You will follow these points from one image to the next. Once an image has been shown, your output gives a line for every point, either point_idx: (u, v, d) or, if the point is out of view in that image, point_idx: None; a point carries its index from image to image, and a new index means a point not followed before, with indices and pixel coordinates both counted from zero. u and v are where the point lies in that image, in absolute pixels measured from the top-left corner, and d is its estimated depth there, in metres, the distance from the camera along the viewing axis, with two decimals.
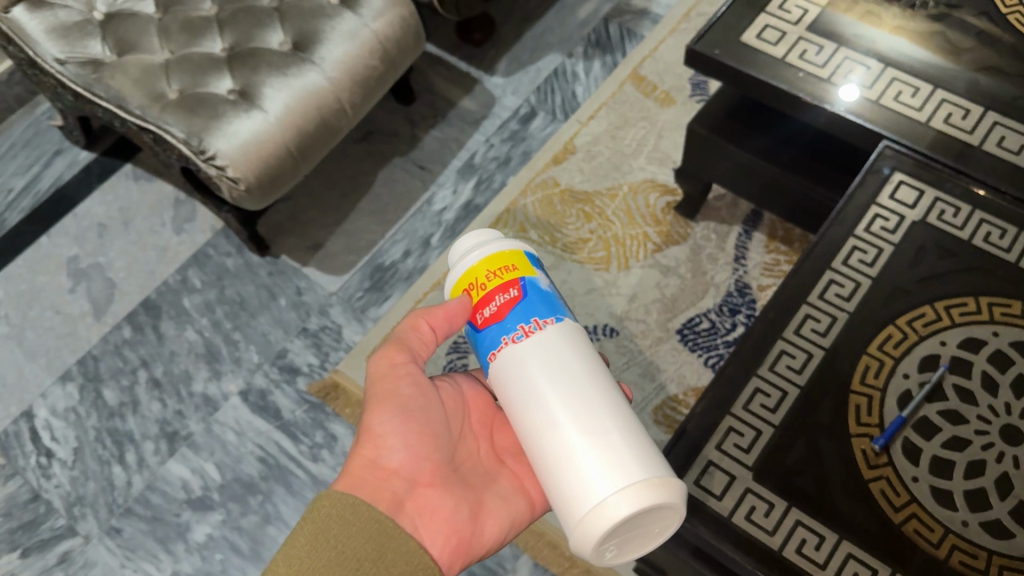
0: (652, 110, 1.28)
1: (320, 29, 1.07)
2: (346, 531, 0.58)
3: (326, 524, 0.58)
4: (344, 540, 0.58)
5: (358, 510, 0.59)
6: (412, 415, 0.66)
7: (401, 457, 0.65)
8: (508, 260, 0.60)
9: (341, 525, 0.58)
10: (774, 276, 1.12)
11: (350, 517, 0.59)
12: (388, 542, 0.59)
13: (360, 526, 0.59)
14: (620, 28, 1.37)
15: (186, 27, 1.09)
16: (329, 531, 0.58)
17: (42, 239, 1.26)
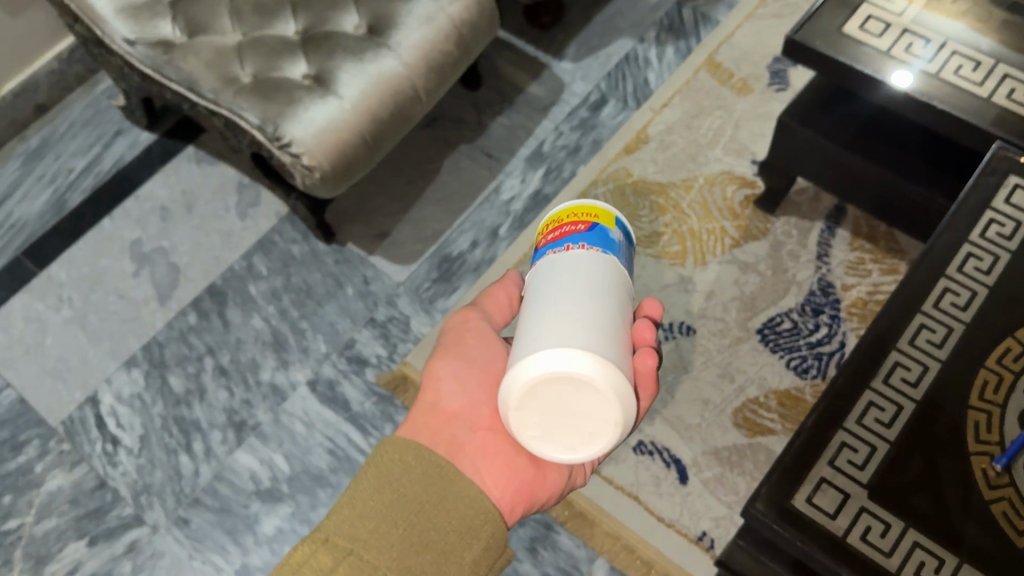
0: (729, 100, 1.23)
1: (395, 12, 1.04)
2: (408, 475, 0.60)
3: (387, 469, 0.60)
4: (406, 483, 0.60)
5: (418, 453, 0.61)
6: (477, 364, 0.70)
7: (460, 402, 0.68)
8: (582, 211, 0.66)
9: (405, 468, 0.61)
10: (859, 275, 1.08)
11: (413, 461, 0.61)
12: (449, 484, 0.60)
13: (423, 468, 0.61)
14: (694, 12, 1.32)
15: (258, 9, 1.07)
16: (393, 473, 0.60)
17: (105, 221, 1.25)
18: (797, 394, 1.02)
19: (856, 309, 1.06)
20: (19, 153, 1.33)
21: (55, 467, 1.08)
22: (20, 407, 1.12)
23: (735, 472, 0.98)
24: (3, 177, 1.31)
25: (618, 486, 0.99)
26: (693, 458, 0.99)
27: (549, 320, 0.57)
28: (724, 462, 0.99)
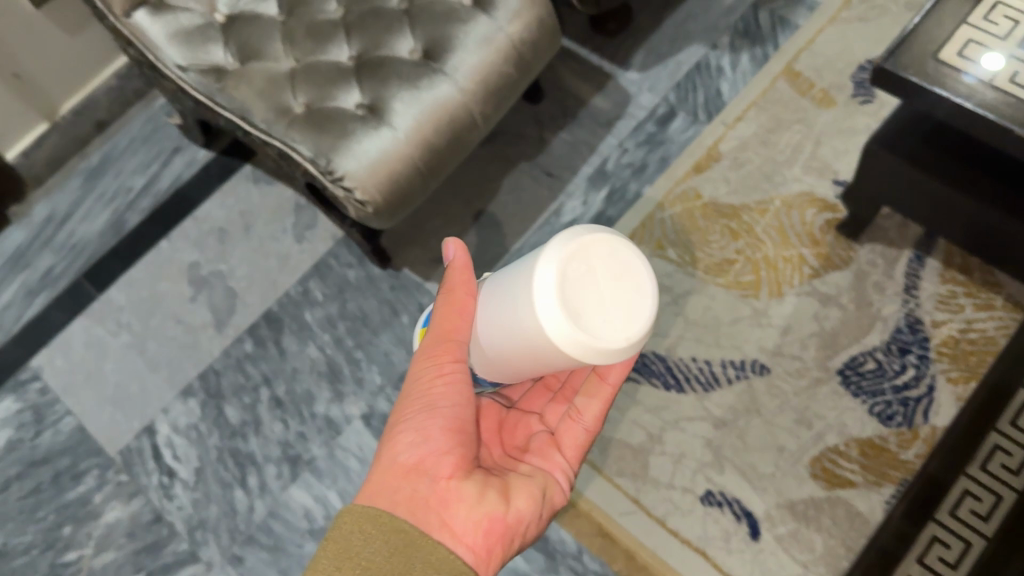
0: (809, 112, 1.15)
1: (452, 35, 0.99)
2: (370, 546, 0.55)
3: (348, 542, 0.55)
4: (369, 556, 0.54)
5: (382, 523, 0.56)
6: (436, 409, 0.62)
7: (418, 453, 0.60)
8: None
9: (365, 539, 0.55)
10: (950, 311, 1.00)
11: (374, 531, 0.56)
12: (415, 551, 0.55)
13: (386, 535, 0.55)
14: (771, 15, 1.23)
15: (311, 33, 1.02)
16: (352, 546, 0.55)
17: (163, 242, 1.23)
18: (880, 443, 0.94)
19: (945, 348, 0.98)
20: (80, 170, 1.31)
21: (113, 499, 1.08)
22: (80, 435, 1.12)
23: (813, 528, 0.92)
24: (64, 196, 1.29)
25: (684, 539, 0.93)
26: (766, 511, 0.93)
27: (519, 309, 0.54)
28: (800, 516, 0.92)
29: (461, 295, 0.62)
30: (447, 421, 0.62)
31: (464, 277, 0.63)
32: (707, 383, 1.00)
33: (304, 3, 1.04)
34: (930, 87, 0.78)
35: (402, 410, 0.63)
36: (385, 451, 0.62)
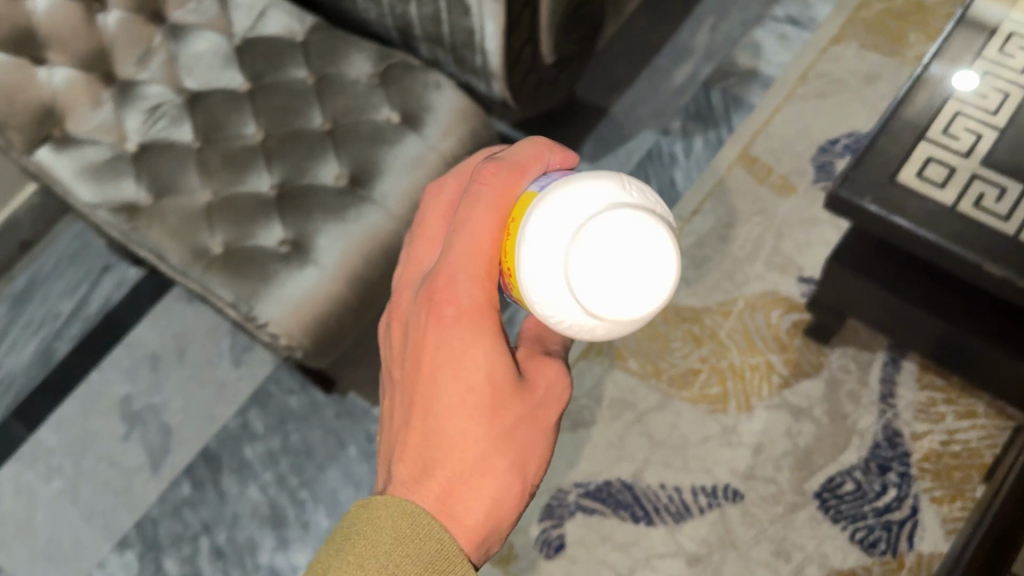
0: (768, 202, 1.08)
1: (379, 160, 0.93)
2: (396, 544, 0.50)
3: (376, 536, 0.50)
4: (392, 556, 0.50)
5: (420, 524, 0.51)
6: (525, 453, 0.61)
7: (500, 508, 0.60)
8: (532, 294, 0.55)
9: (394, 534, 0.50)
10: (930, 421, 0.94)
11: (404, 528, 0.51)
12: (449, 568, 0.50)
13: (413, 536, 0.50)
14: (724, 95, 1.17)
15: (228, 162, 0.94)
16: (382, 548, 0.50)
17: (93, 374, 1.14)
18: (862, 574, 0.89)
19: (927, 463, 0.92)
20: (4, 295, 1.22)
21: None
22: None
23: None
24: None
25: None
26: None
27: None
28: None
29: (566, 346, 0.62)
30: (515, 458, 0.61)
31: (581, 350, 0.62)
32: (679, 513, 0.93)
33: (219, 127, 0.96)
34: (884, 213, 0.73)
35: (530, 450, 0.57)
36: (504, 493, 0.56)
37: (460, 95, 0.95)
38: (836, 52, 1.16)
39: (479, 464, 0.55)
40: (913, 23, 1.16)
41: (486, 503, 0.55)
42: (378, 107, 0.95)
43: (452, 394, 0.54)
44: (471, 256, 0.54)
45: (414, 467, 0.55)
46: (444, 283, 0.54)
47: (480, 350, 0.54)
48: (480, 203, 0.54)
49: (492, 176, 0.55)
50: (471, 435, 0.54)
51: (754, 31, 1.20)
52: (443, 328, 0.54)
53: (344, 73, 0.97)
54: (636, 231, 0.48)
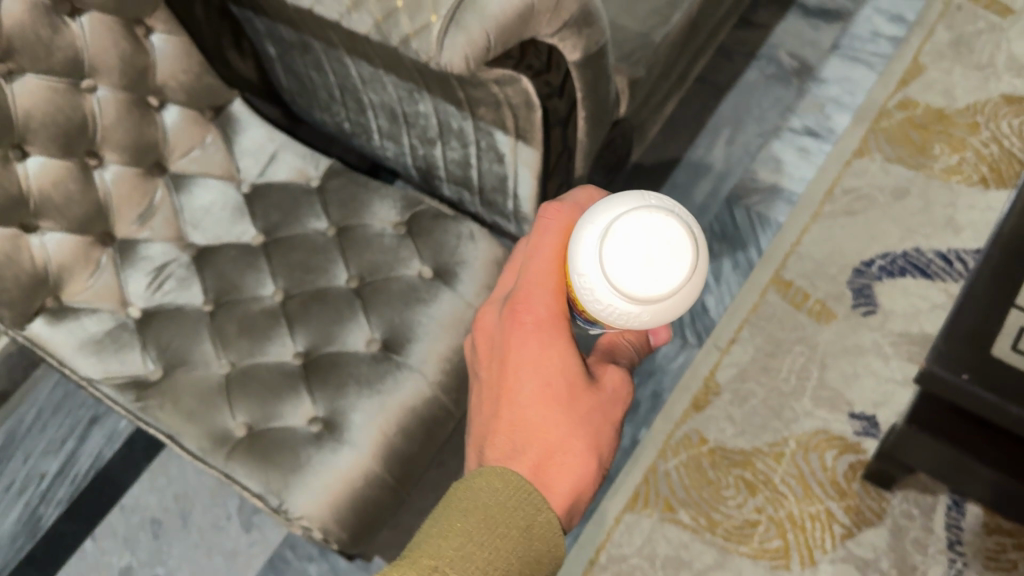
0: (808, 329, 1.04)
1: (412, 321, 0.84)
2: (497, 497, 0.56)
3: (477, 493, 0.56)
4: (494, 508, 0.56)
5: (510, 479, 0.57)
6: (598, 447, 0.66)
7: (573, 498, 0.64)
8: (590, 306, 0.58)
9: (491, 490, 0.56)
10: (1002, 569, 0.89)
11: (501, 486, 0.57)
12: (538, 514, 0.56)
13: (511, 492, 0.56)
14: (748, 212, 1.13)
15: (246, 328, 0.86)
16: (483, 498, 0.56)
17: (87, 543, 1.05)
18: None
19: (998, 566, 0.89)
20: None
21: None
22: None
23: None
24: None
25: None
26: None
27: None
28: None
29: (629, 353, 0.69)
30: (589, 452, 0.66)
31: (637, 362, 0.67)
32: None
33: (233, 289, 0.88)
34: (1002, 402, 0.68)
35: (602, 438, 0.63)
36: (583, 470, 0.61)
37: (495, 246, 0.89)
38: (860, 165, 1.13)
39: (562, 444, 0.60)
40: (936, 133, 1.14)
41: (571, 477, 0.60)
42: (408, 261, 0.88)
43: (536, 386, 0.61)
44: (544, 277, 0.61)
45: (506, 447, 0.61)
46: (524, 295, 0.62)
47: (555, 351, 0.61)
48: (549, 232, 0.61)
49: (558, 212, 0.62)
50: (552, 420, 0.61)
51: (772, 144, 1.17)
52: (526, 333, 0.62)
53: (367, 224, 0.90)
54: (659, 231, 0.53)
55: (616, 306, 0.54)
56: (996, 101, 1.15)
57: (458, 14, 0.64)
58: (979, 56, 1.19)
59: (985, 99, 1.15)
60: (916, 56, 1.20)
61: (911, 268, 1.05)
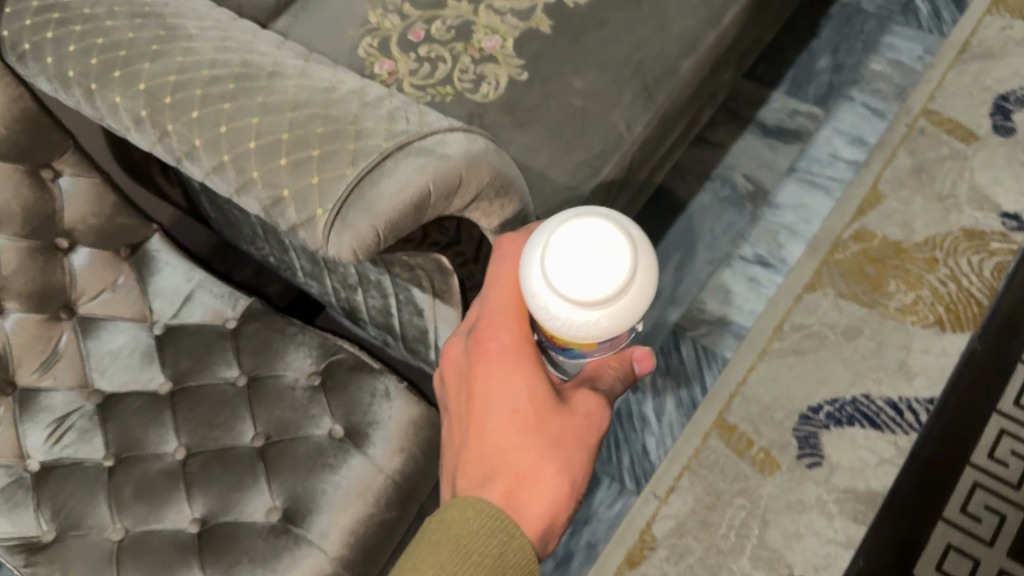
0: (750, 480, 0.99)
1: (315, 490, 0.79)
2: (467, 527, 0.54)
3: (449, 527, 0.54)
4: (463, 540, 0.53)
5: (480, 506, 0.54)
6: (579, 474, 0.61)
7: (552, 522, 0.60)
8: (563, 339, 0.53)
9: (462, 521, 0.54)
10: None
11: (472, 516, 0.54)
12: (511, 541, 0.54)
13: (488, 523, 0.54)
14: (695, 346, 1.08)
15: (143, 491, 0.81)
16: (454, 534, 0.53)
17: None
18: None
19: None
20: None
21: None
22: None
23: None
24: None
25: None
26: None
27: None
28: None
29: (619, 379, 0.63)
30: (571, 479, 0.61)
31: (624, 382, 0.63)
32: None
33: (134, 445, 0.84)
34: None
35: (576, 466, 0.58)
36: (559, 493, 0.57)
37: (412, 405, 0.83)
38: (812, 300, 1.09)
39: (532, 470, 0.56)
40: (892, 268, 1.10)
41: (547, 502, 0.56)
42: (318, 419, 0.83)
43: (503, 412, 0.58)
44: (506, 301, 0.59)
45: (478, 475, 0.57)
46: (487, 323, 0.60)
47: (524, 375, 0.58)
48: (506, 259, 0.60)
49: (514, 240, 0.61)
50: (521, 446, 0.57)
51: (723, 272, 1.13)
52: (490, 359, 0.59)
53: (279, 375, 0.86)
54: (594, 233, 0.48)
55: (572, 320, 0.49)
56: (956, 236, 1.11)
57: (345, 208, 0.61)
58: (941, 185, 1.15)
59: (945, 233, 1.12)
60: (875, 183, 1.16)
61: (860, 417, 1.01)
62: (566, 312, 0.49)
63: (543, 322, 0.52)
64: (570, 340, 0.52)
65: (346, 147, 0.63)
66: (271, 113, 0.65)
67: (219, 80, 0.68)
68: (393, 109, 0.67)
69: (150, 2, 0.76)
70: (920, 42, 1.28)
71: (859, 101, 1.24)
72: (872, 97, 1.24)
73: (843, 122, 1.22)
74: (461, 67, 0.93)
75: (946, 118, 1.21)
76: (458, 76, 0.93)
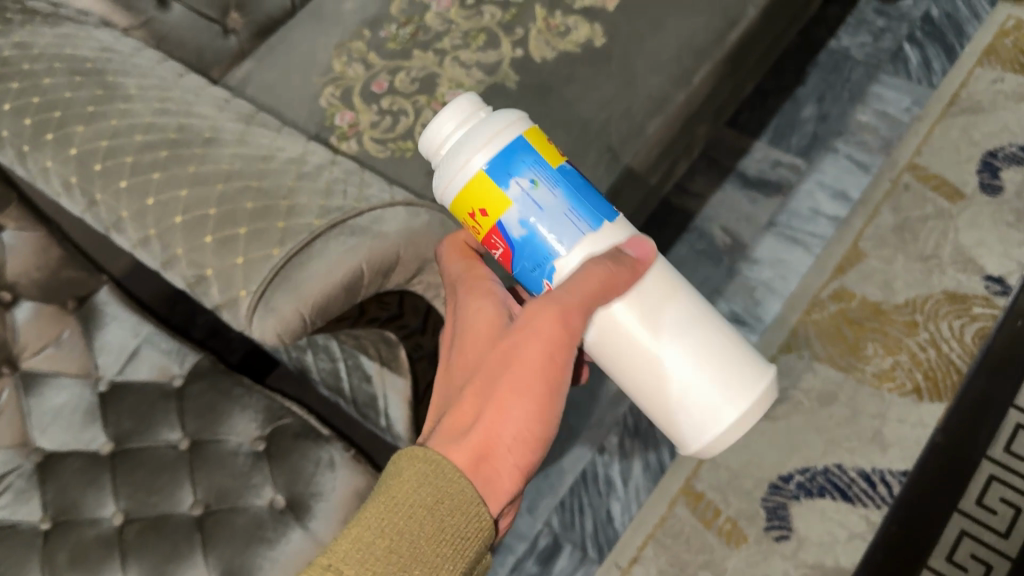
0: (716, 552, 0.96)
1: (252, 564, 0.76)
2: (421, 484, 0.47)
3: (399, 486, 0.47)
4: (411, 496, 0.47)
5: (433, 458, 0.49)
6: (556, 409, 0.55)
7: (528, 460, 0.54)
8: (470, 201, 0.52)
9: (409, 476, 0.48)
10: None
11: (423, 469, 0.48)
12: (450, 488, 0.48)
13: (433, 477, 0.48)
14: None
15: (76, 560, 0.77)
16: (399, 490, 0.47)
17: None
18: None
19: None
20: None
21: None
22: None
23: None
24: None
25: None
26: None
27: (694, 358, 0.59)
28: None
29: None
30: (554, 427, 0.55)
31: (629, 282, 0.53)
32: None
33: (71, 508, 0.80)
34: None
35: (519, 389, 0.53)
36: (501, 423, 0.52)
37: (357, 476, 0.81)
38: (787, 361, 1.06)
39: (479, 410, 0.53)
40: (870, 330, 1.07)
41: (479, 432, 0.52)
42: (260, 488, 0.80)
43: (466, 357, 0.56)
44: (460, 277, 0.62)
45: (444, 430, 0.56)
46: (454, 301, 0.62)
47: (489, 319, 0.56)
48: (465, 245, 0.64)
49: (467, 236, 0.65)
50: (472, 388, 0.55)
51: None
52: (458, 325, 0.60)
53: (223, 438, 0.83)
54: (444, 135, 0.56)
55: (450, 172, 0.52)
56: (938, 298, 1.08)
57: (269, 291, 0.58)
58: (924, 244, 1.12)
59: (926, 295, 1.08)
60: (857, 241, 1.13)
61: (831, 489, 0.97)
62: (450, 143, 0.53)
63: (461, 204, 0.52)
64: (481, 201, 0.51)
65: (275, 225, 0.60)
66: (201, 185, 0.63)
67: (152, 146, 0.65)
68: (330, 182, 0.65)
69: (92, 59, 0.74)
70: (909, 93, 1.25)
71: (843, 153, 1.21)
72: (857, 148, 1.21)
73: (826, 175, 1.19)
74: (423, 122, 0.90)
75: (932, 173, 1.17)
76: (420, 131, 0.90)
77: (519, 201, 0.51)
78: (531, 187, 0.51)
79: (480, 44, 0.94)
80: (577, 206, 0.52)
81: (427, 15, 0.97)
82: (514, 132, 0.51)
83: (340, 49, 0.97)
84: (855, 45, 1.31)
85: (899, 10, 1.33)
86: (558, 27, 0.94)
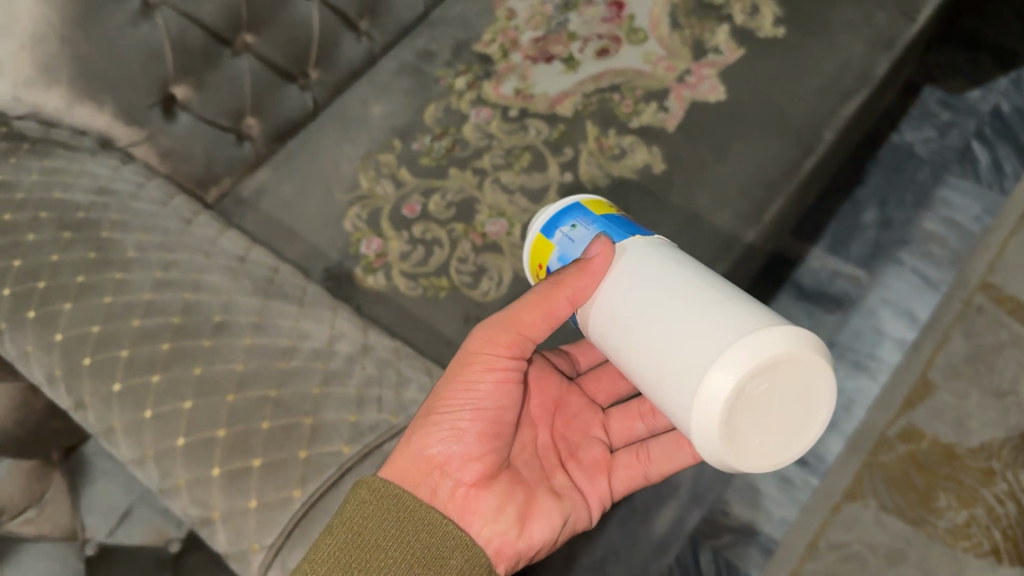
0: None
1: None
2: (372, 518, 0.48)
3: (359, 517, 0.48)
4: (367, 528, 0.48)
5: (389, 492, 0.49)
6: (478, 406, 0.53)
7: (461, 446, 0.53)
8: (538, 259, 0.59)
9: (362, 511, 0.48)
10: None
11: (372, 500, 0.49)
12: (403, 507, 0.49)
13: (387, 507, 0.49)
14: (716, 558, 0.95)
15: None
16: (356, 523, 0.48)
17: None
18: None
19: None
20: None
21: None
22: None
23: None
24: None
25: None
26: None
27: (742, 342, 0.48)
28: None
29: (563, 297, 0.51)
30: (485, 422, 0.53)
31: (586, 287, 0.51)
32: None
33: None
34: None
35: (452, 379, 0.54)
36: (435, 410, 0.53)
37: None
38: (851, 512, 0.96)
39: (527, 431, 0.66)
40: (943, 478, 0.97)
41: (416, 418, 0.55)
42: None
43: None
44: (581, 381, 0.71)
45: None
46: None
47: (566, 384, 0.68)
48: None
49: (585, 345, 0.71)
50: None
51: None
52: None
53: None
54: None
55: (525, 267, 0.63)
56: (1016, 442, 0.98)
57: (285, 549, 0.48)
58: (999, 377, 1.02)
59: (1004, 438, 0.98)
60: (925, 370, 1.03)
61: None
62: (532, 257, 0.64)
63: (527, 270, 0.61)
64: (540, 254, 0.59)
65: (297, 455, 0.50)
66: (210, 394, 0.52)
67: (152, 336, 0.55)
68: (362, 387, 0.55)
69: (86, 205, 0.64)
70: (977, 199, 1.15)
71: (909, 265, 1.11)
72: (924, 261, 1.11)
73: (891, 290, 1.09)
74: (460, 255, 0.80)
75: (1006, 295, 1.08)
76: (456, 266, 0.80)
77: (560, 243, 0.57)
78: (572, 229, 0.56)
79: (524, 165, 0.84)
80: (612, 229, 0.55)
81: (465, 127, 0.87)
82: (573, 199, 0.58)
83: (367, 161, 0.87)
84: (919, 140, 1.20)
85: (966, 103, 1.23)
86: (612, 149, 0.84)
